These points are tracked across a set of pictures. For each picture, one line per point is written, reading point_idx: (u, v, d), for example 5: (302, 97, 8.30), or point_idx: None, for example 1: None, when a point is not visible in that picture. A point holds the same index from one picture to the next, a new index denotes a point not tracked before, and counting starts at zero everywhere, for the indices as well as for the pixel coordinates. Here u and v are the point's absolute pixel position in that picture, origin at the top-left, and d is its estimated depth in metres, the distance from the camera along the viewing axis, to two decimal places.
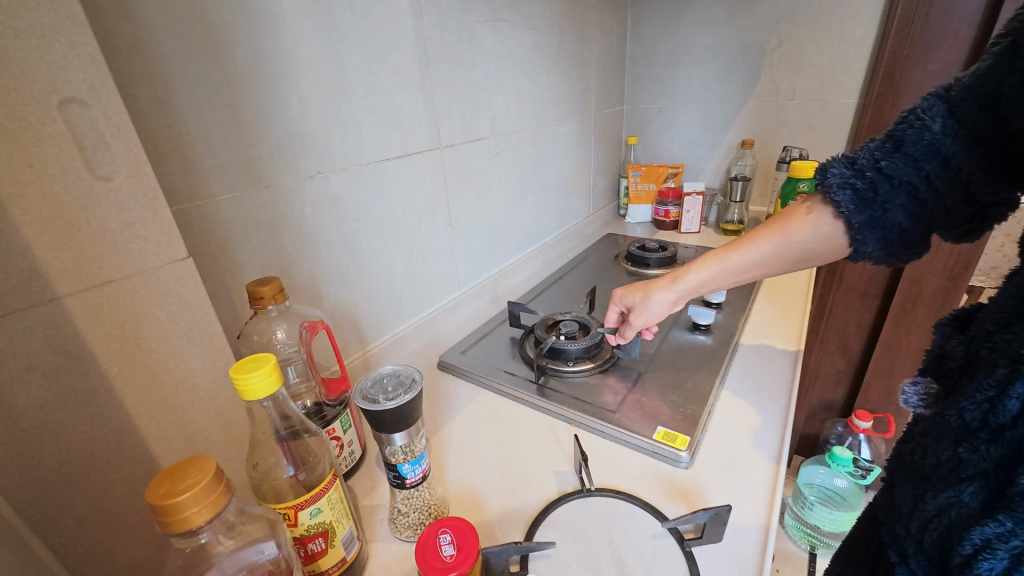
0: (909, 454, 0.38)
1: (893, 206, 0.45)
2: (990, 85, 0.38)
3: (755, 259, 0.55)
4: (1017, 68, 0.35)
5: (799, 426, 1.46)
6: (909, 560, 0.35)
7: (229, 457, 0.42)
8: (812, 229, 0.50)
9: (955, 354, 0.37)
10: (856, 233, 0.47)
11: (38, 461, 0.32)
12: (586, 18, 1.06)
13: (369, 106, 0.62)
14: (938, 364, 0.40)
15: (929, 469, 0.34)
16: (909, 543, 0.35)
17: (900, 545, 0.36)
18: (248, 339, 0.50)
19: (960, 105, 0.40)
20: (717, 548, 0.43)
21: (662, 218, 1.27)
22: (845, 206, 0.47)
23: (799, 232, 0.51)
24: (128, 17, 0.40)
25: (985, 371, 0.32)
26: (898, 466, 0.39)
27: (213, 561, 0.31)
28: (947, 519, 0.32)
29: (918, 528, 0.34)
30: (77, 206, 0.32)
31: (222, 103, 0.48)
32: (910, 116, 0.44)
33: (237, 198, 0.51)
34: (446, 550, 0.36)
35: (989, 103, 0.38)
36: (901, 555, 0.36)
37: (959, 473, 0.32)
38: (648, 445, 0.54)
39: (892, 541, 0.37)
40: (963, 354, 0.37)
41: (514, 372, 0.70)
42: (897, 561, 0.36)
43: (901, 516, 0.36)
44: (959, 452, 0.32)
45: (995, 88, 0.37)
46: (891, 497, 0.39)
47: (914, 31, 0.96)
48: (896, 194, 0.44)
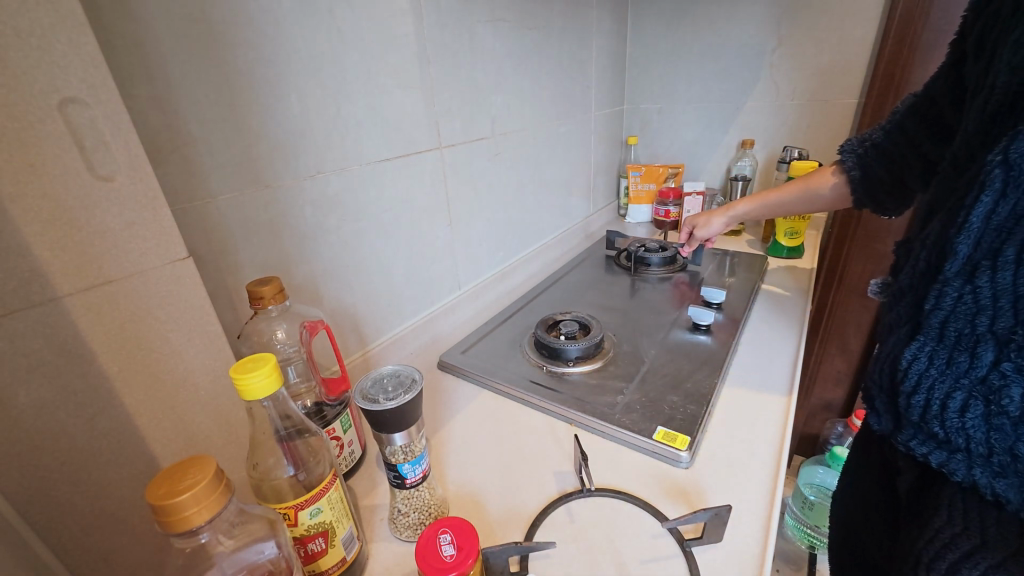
0: (891, 317, 0.45)
1: (869, 167, 0.65)
2: (925, 92, 0.54)
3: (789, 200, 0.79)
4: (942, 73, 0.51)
5: (799, 426, 1.46)
6: (873, 398, 0.46)
7: (229, 457, 0.43)
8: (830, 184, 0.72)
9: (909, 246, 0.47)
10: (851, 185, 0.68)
11: (38, 460, 0.32)
12: (586, 18, 1.06)
13: (371, 105, 0.62)
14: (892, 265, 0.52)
15: (887, 325, 0.46)
16: (873, 385, 0.46)
17: (869, 393, 0.47)
18: (248, 339, 0.50)
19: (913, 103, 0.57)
20: (717, 548, 0.43)
21: (662, 218, 1.26)
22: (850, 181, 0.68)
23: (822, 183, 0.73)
24: (128, 16, 0.40)
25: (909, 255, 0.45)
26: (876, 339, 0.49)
27: (213, 561, 0.31)
28: (889, 351, 0.44)
29: (874, 368, 0.46)
30: (76, 206, 0.31)
31: (223, 104, 0.48)
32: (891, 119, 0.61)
33: (237, 198, 0.51)
34: (446, 551, 0.36)
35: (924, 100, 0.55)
36: (870, 400, 0.47)
37: (900, 320, 0.43)
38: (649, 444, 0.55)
39: (865, 395, 0.48)
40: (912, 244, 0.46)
41: (514, 373, 0.70)
42: (870, 408, 0.48)
43: (870, 371, 0.47)
44: (899, 307, 0.43)
45: (929, 92, 0.54)
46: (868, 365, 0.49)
47: (914, 31, 0.94)
48: (872, 159, 0.64)
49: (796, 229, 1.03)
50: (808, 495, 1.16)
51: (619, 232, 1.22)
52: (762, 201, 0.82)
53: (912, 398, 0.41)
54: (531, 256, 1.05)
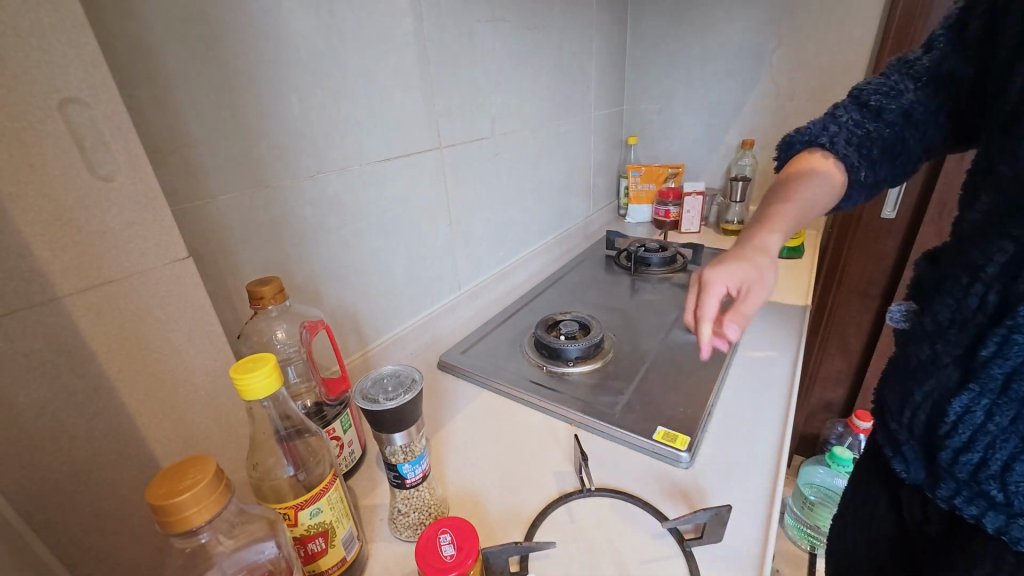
0: (924, 359, 0.44)
1: None
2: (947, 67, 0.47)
3: None
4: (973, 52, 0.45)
5: (799, 426, 1.46)
6: (904, 442, 0.46)
7: (229, 457, 0.43)
8: None
9: (924, 283, 0.47)
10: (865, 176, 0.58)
11: (37, 460, 0.32)
12: (586, 18, 1.06)
13: (371, 105, 0.62)
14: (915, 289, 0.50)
15: (920, 367, 0.45)
16: (903, 431, 0.47)
17: (895, 438, 0.48)
18: (248, 339, 0.50)
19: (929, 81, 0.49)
20: (717, 548, 0.43)
21: (662, 218, 1.26)
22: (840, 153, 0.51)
23: None
24: (128, 16, 0.40)
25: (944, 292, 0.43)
26: (889, 374, 0.51)
27: (213, 561, 0.31)
28: (929, 397, 0.43)
29: (908, 419, 0.46)
30: (76, 206, 0.31)
31: (223, 104, 0.48)
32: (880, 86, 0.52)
33: (237, 198, 0.51)
34: (446, 551, 0.36)
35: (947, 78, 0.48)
36: (895, 447, 0.48)
37: (937, 363, 0.43)
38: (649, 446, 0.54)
39: (890, 439, 0.48)
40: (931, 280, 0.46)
41: (514, 373, 0.70)
42: (892, 454, 0.48)
43: (896, 415, 0.47)
44: (936, 349, 0.43)
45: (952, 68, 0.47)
46: (883, 403, 0.50)
47: (913, 30, 0.95)
48: None
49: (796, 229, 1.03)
50: (808, 495, 1.16)
51: (619, 232, 1.22)
52: None
53: (964, 452, 0.41)
54: (531, 257, 1.05)
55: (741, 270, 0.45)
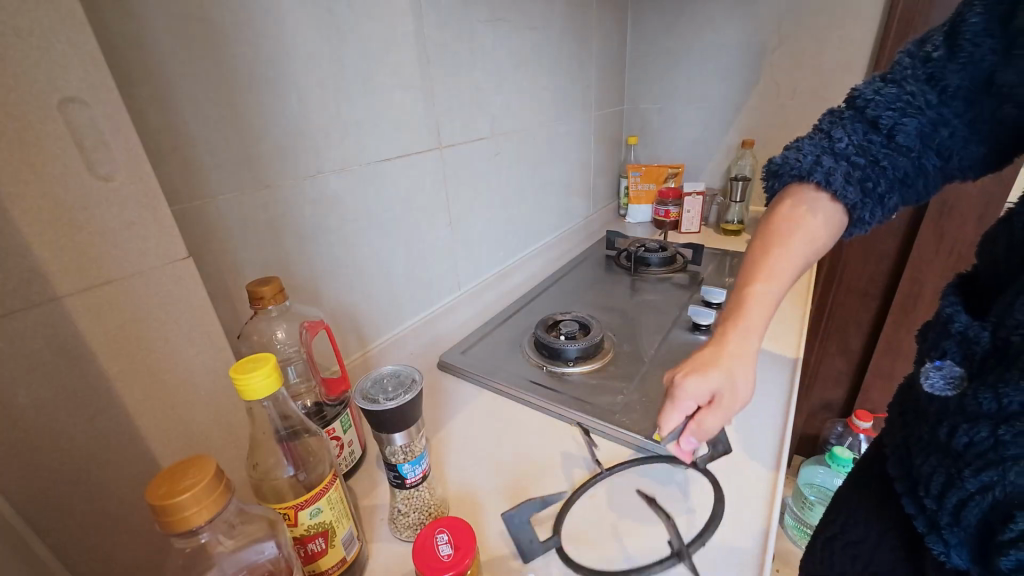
0: (978, 438, 0.33)
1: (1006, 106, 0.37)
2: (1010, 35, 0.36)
3: None
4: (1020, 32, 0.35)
5: (799, 426, 1.46)
6: (943, 531, 0.36)
7: (229, 457, 0.42)
8: None
9: (978, 340, 0.36)
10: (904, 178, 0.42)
11: (37, 461, 0.32)
12: (586, 18, 1.06)
13: (370, 104, 0.62)
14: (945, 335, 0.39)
15: (983, 452, 0.33)
16: (939, 512, 0.36)
17: (928, 515, 0.37)
18: (248, 339, 0.50)
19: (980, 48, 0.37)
20: (718, 549, 0.43)
21: (662, 218, 1.26)
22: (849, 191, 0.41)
23: None
24: (127, 16, 0.40)
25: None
26: (916, 436, 0.40)
27: (213, 561, 0.31)
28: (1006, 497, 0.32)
29: (937, 494, 0.36)
30: (75, 206, 0.31)
31: (221, 103, 0.48)
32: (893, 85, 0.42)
33: (236, 198, 0.51)
34: (444, 551, 0.36)
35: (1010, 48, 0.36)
36: (929, 524, 0.37)
37: (1001, 452, 0.32)
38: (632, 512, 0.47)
39: (920, 511, 0.38)
40: (988, 341, 0.35)
41: (514, 373, 0.70)
42: (925, 530, 0.37)
43: (930, 492, 0.37)
44: (999, 433, 0.32)
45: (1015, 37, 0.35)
46: (913, 471, 0.39)
47: (913, 30, 0.96)
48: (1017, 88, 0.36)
49: None
50: (808, 495, 1.17)
51: (619, 232, 1.22)
52: None
53: None
54: (530, 257, 1.04)
55: (718, 379, 0.41)
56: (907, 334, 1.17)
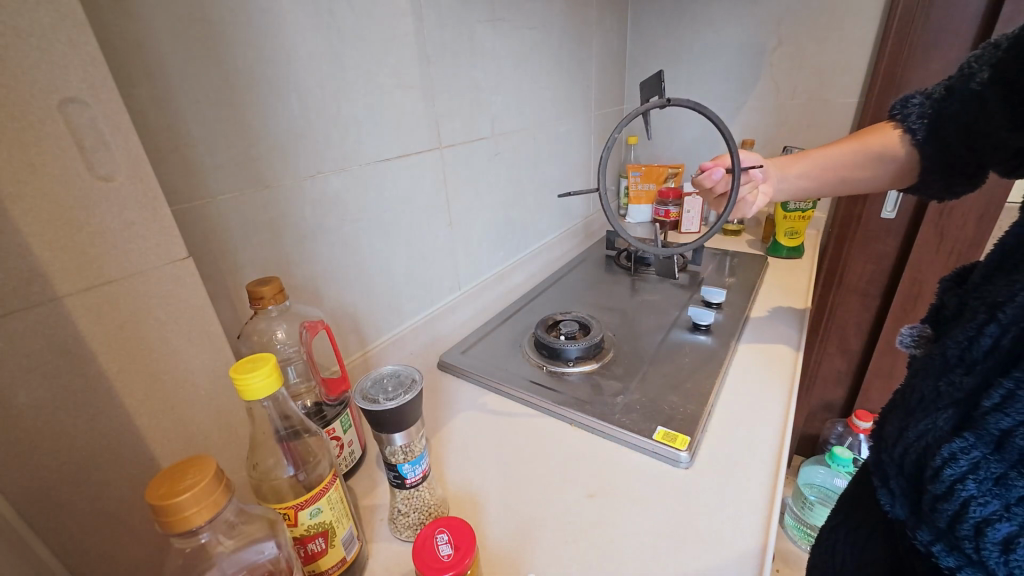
0: (919, 393, 0.41)
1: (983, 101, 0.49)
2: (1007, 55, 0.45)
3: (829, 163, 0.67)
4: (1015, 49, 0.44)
5: (799, 426, 1.46)
6: (888, 479, 0.42)
7: (229, 457, 0.42)
8: (890, 138, 0.61)
9: (948, 306, 0.44)
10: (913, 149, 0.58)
11: (37, 461, 0.32)
12: (586, 17, 1.06)
13: (371, 105, 0.62)
14: (934, 314, 0.46)
15: (920, 401, 0.41)
16: (891, 464, 0.42)
17: (883, 470, 0.43)
18: (248, 339, 0.50)
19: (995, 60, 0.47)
20: (717, 550, 0.43)
21: (662, 218, 1.26)
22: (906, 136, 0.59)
23: (880, 139, 0.62)
24: (128, 16, 0.40)
25: (969, 318, 0.39)
26: (892, 407, 0.46)
27: (213, 561, 0.31)
28: (924, 436, 0.39)
29: (891, 447, 0.43)
30: (76, 206, 0.31)
31: (222, 103, 0.48)
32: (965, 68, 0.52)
33: (237, 198, 0.51)
34: (444, 551, 0.36)
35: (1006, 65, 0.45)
36: (883, 478, 0.43)
37: (938, 404, 0.39)
38: (651, 531, 0.45)
39: (877, 469, 0.44)
40: (954, 305, 0.43)
41: (515, 373, 0.70)
42: (880, 484, 0.43)
43: (888, 446, 0.43)
44: (940, 386, 0.39)
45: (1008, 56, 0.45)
46: (882, 434, 0.45)
47: (914, 30, 0.95)
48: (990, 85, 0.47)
49: (796, 229, 1.03)
50: (808, 495, 1.17)
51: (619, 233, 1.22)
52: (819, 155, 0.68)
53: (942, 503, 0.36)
54: (530, 257, 1.04)
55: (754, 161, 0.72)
56: None
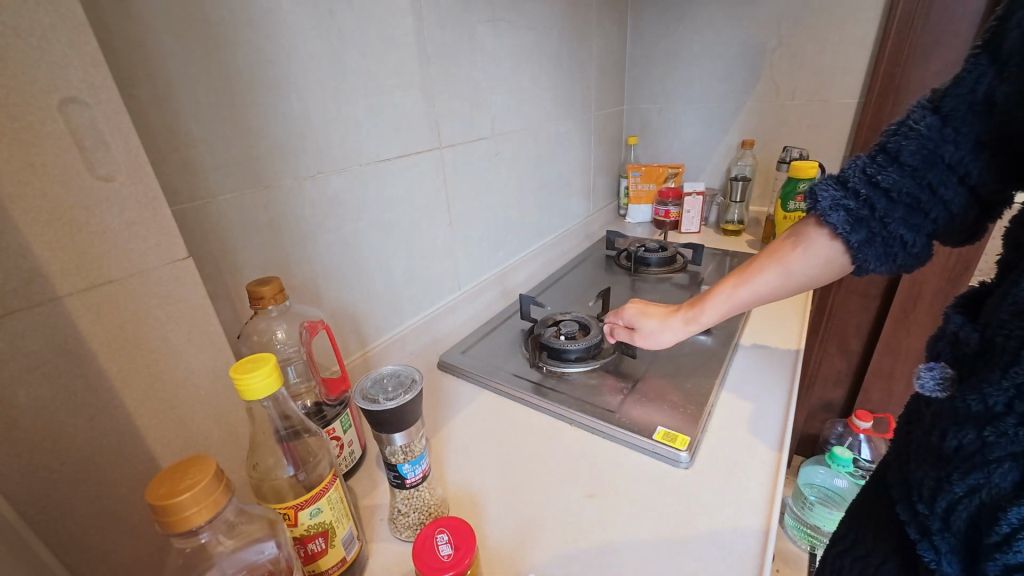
0: (954, 441, 0.36)
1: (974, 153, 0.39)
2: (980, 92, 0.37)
3: (765, 292, 0.53)
4: (1005, 77, 0.35)
5: (800, 426, 1.46)
6: (933, 534, 0.38)
7: (229, 457, 0.42)
8: (807, 260, 0.48)
9: (968, 340, 0.38)
10: (856, 252, 0.45)
11: (38, 461, 0.32)
12: (586, 18, 1.06)
13: (371, 106, 0.62)
14: (953, 349, 0.40)
15: (960, 453, 0.35)
16: (934, 517, 0.37)
17: (922, 521, 0.39)
18: (248, 339, 0.50)
19: (952, 112, 0.39)
20: (717, 550, 0.43)
21: (662, 218, 1.26)
22: (838, 226, 0.45)
23: (798, 261, 0.49)
24: (127, 16, 0.40)
25: (1005, 359, 0.33)
26: (913, 442, 0.42)
27: (213, 561, 0.31)
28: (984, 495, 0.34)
29: (930, 499, 0.38)
30: (76, 206, 0.32)
31: (222, 104, 0.48)
32: (902, 125, 0.43)
33: (236, 198, 0.51)
34: (444, 551, 0.36)
35: (983, 108, 0.38)
36: (923, 531, 0.39)
37: (987, 456, 0.34)
38: (653, 546, 0.44)
39: (913, 517, 0.40)
40: (976, 340, 0.37)
41: (515, 373, 0.70)
42: (920, 537, 0.39)
43: (923, 496, 0.38)
44: (984, 436, 0.34)
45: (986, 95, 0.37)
46: (909, 477, 0.41)
47: (914, 31, 0.95)
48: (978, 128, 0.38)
49: None
50: (808, 495, 1.17)
51: (619, 232, 1.22)
52: (744, 279, 0.54)
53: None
54: (531, 257, 1.04)
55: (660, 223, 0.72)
56: (907, 334, 1.18)
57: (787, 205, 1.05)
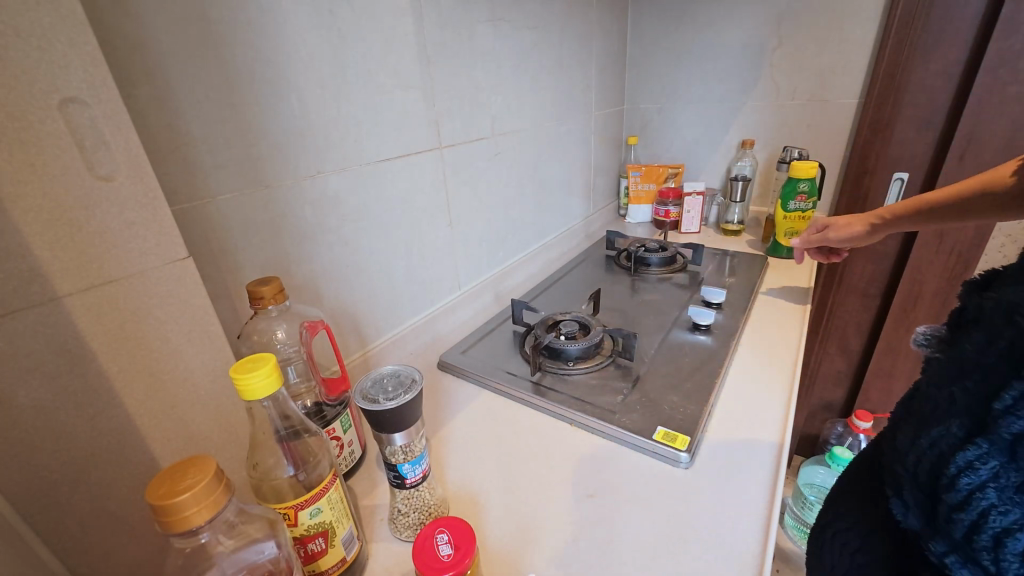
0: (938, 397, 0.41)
1: None
2: None
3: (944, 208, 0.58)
4: None
5: (799, 426, 1.46)
6: (900, 487, 0.42)
7: (229, 457, 0.42)
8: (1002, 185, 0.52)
9: (966, 308, 0.44)
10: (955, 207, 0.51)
11: (38, 461, 0.32)
12: (586, 17, 1.06)
13: (371, 106, 0.62)
14: (953, 323, 0.46)
15: (938, 408, 0.41)
16: (905, 472, 0.42)
17: (895, 480, 0.43)
18: (248, 339, 0.50)
19: None
20: (717, 550, 0.43)
21: (662, 218, 1.26)
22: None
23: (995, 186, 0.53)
24: (128, 16, 0.40)
25: (987, 321, 0.39)
26: (906, 415, 0.46)
27: (213, 561, 0.31)
28: (939, 442, 0.39)
29: (906, 454, 0.42)
30: (76, 206, 0.31)
31: (222, 103, 0.48)
32: None
33: (237, 198, 0.51)
34: (444, 551, 0.36)
35: None
36: (895, 489, 0.43)
37: (952, 409, 0.39)
38: (651, 547, 0.44)
39: (891, 479, 0.44)
40: (971, 308, 0.43)
41: (514, 372, 0.70)
42: (892, 495, 0.43)
43: (901, 455, 0.43)
44: (954, 390, 0.40)
45: None
46: (894, 444, 0.46)
47: (914, 31, 0.96)
48: None
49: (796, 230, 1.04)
50: (808, 495, 1.17)
51: (619, 232, 1.21)
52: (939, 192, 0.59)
53: (959, 514, 0.36)
54: (531, 257, 1.05)
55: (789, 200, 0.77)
56: (907, 334, 1.18)
57: (787, 205, 1.04)
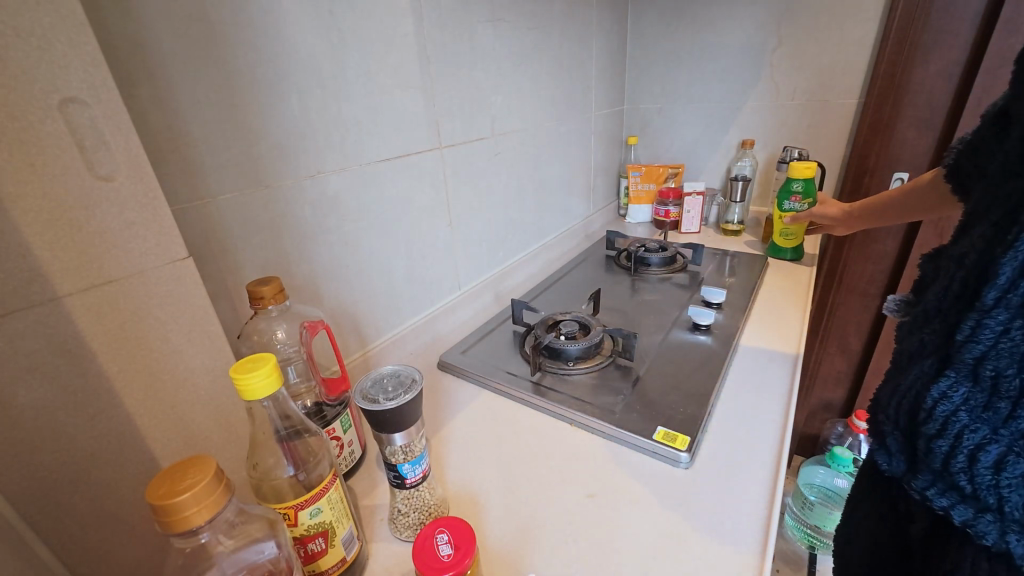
0: (910, 349, 0.47)
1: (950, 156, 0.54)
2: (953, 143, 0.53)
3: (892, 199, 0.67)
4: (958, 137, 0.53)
5: (799, 426, 1.46)
6: (885, 436, 0.48)
7: (229, 457, 0.43)
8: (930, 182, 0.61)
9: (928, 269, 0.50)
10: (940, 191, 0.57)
11: (39, 461, 0.32)
12: (586, 17, 1.06)
13: (372, 105, 0.62)
14: (917, 286, 0.52)
15: (908, 355, 0.47)
16: (885, 427, 0.49)
17: (882, 431, 0.49)
18: (248, 339, 0.50)
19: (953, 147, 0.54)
20: (717, 550, 0.43)
21: (662, 218, 1.26)
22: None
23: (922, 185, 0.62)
24: (128, 17, 0.40)
25: (942, 278, 0.45)
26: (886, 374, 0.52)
27: (213, 561, 0.31)
28: (911, 383, 0.45)
29: (890, 409, 0.48)
30: (77, 206, 0.32)
31: (223, 103, 0.48)
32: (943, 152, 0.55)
33: (237, 197, 0.51)
34: (444, 551, 0.36)
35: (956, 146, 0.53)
36: (882, 439, 0.49)
37: (920, 355, 0.45)
38: (653, 547, 0.44)
39: (878, 431, 0.50)
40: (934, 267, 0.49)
41: (514, 372, 0.70)
42: (880, 445, 0.49)
43: (884, 407, 0.49)
44: (924, 340, 0.45)
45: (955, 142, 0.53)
46: (879, 399, 0.51)
47: (914, 31, 0.96)
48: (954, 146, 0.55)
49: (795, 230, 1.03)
50: (809, 495, 1.17)
51: (619, 232, 1.21)
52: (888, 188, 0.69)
53: (938, 442, 0.42)
54: (531, 257, 1.05)
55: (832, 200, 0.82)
56: None
57: (783, 204, 1.04)
